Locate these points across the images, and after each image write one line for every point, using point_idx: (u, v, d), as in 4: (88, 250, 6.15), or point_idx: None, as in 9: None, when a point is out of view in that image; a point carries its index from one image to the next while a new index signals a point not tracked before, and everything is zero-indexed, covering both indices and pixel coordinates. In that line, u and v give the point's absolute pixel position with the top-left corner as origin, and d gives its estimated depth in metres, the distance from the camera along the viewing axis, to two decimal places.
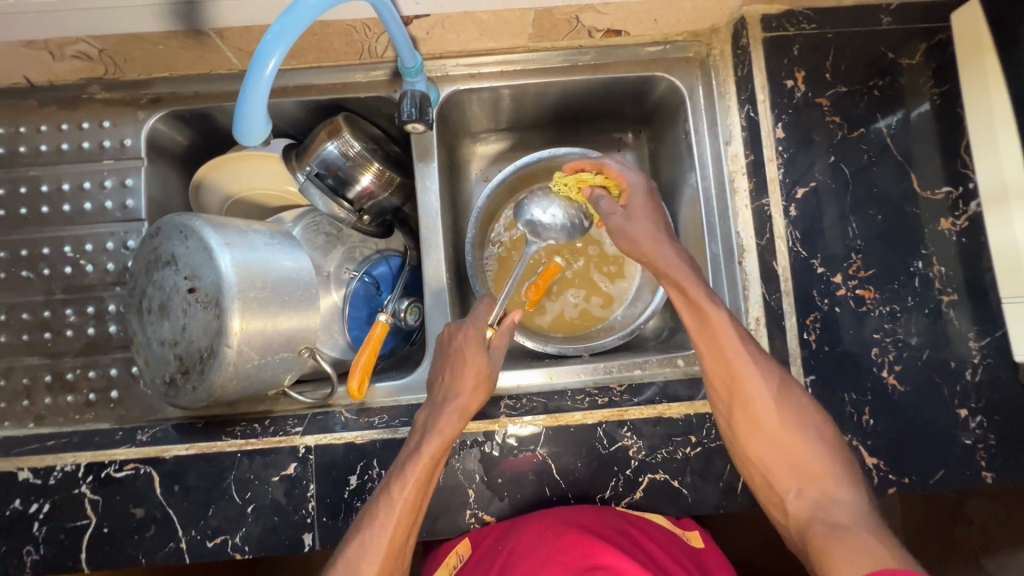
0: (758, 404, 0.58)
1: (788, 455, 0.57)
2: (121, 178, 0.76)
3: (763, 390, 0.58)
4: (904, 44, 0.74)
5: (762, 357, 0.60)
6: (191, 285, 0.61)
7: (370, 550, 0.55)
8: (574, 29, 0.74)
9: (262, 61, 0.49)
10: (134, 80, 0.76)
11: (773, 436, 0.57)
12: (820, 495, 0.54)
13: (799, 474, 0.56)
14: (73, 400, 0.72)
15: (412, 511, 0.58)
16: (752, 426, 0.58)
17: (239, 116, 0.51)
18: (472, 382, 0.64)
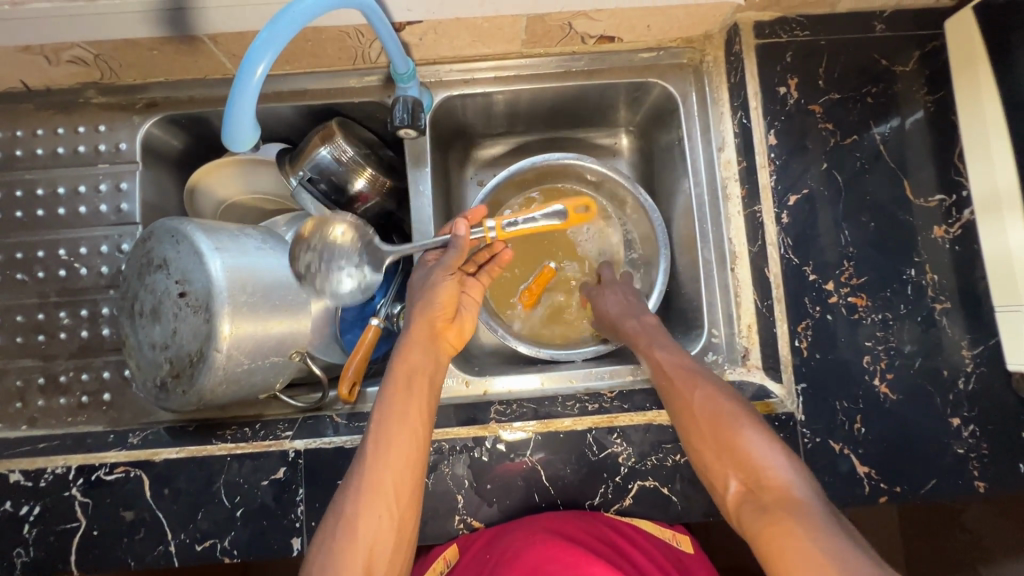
0: (698, 410, 0.59)
1: (724, 448, 0.55)
2: (116, 182, 0.76)
3: (706, 397, 0.59)
4: (897, 51, 0.74)
5: (710, 379, 0.62)
6: (182, 289, 0.62)
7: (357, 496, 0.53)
8: (567, 35, 0.75)
9: (251, 68, 0.50)
10: (130, 84, 0.76)
11: (707, 434, 0.57)
12: (754, 484, 0.51)
13: (738, 466, 0.53)
14: (66, 402, 0.72)
15: (398, 452, 0.56)
16: (695, 428, 0.58)
17: (227, 122, 0.51)
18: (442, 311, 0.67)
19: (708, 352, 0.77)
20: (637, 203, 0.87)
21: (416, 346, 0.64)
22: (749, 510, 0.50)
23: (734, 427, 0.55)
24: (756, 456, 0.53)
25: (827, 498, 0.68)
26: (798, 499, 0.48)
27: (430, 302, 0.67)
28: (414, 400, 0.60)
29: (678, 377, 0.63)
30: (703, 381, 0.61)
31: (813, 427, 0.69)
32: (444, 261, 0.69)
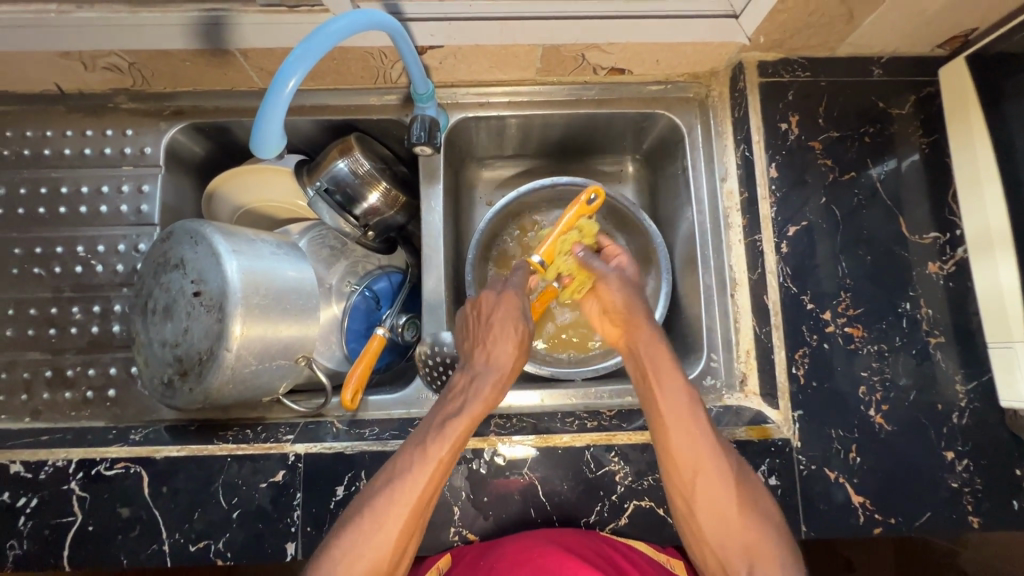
0: (721, 490, 0.61)
1: (739, 533, 0.59)
2: (138, 184, 0.79)
3: (725, 474, 0.61)
4: (893, 95, 0.78)
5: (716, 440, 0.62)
6: (196, 288, 0.63)
7: (398, 497, 0.56)
8: (580, 65, 0.78)
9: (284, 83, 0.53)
10: (159, 92, 0.79)
11: (725, 514, 0.60)
12: (751, 556, 0.58)
13: (740, 548, 0.59)
14: (71, 396, 0.73)
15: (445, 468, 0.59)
16: (719, 509, 0.60)
17: (258, 132, 0.54)
18: (508, 359, 0.67)
19: (706, 375, 0.78)
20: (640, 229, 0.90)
21: (482, 386, 0.64)
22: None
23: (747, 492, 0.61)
24: (754, 535, 0.59)
25: (821, 526, 0.68)
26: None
27: (501, 340, 0.68)
28: (457, 443, 0.60)
29: (688, 421, 0.63)
30: (717, 454, 0.62)
31: (809, 454, 0.69)
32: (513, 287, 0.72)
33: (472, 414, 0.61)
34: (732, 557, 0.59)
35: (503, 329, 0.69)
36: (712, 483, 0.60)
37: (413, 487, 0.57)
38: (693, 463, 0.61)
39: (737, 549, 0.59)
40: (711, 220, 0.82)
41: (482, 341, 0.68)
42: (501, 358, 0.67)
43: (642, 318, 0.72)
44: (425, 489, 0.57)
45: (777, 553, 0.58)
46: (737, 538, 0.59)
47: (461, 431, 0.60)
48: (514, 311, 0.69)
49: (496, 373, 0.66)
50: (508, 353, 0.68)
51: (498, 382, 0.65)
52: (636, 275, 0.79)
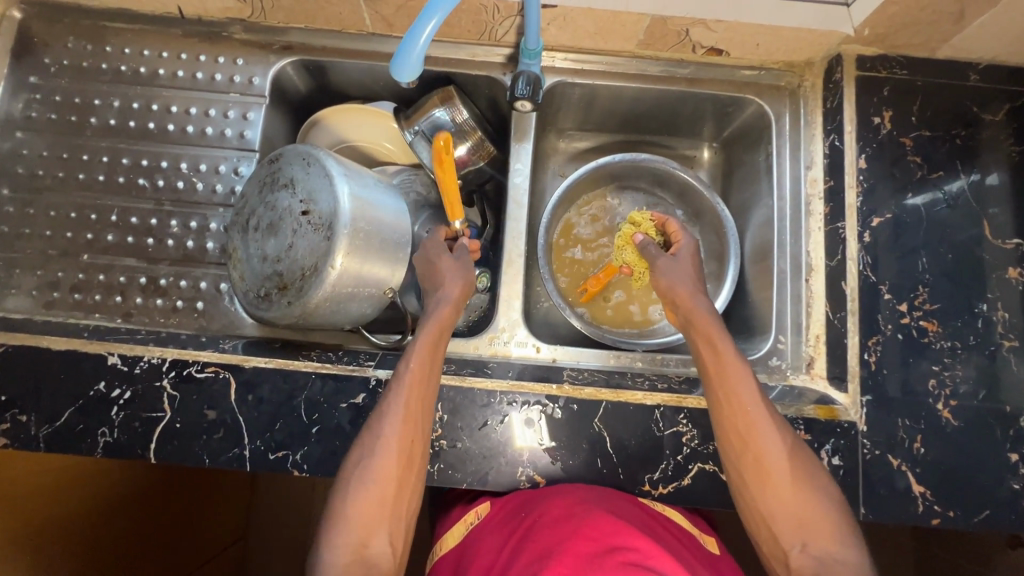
0: (772, 462, 0.61)
1: (783, 504, 0.60)
2: (243, 111, 0.82)
3: (777, 445, 0.62)
4: (988, 102, 0.79)
5: (771, 412, 0.63)
6: (305, 208, 0.66)
7: (384, 433, 0.60)
8: (681, 41, 0.80)
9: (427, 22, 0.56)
10: (272, 26, 0.82)
11: (773, 482, 0.61)
12: (801, 527, 0.59)
13: (786, 519, 0.60)
14: (162, 304, 0.76)
15: (422, 398, 0.62)
16: (767, 485, 0.61)
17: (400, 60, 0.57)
18: (455, 285, 0.72)
19: (772, 356, 0.79)
20: (713, 212, 0.92)
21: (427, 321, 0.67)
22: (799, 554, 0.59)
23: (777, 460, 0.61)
24: (799, 504, 0.60)
25: (880, 510, 0.69)
26: (835, 548, 0.58)
27: (449, 276, 0.72)
28: (422, 382, 0.63)
29: (735, 394, 0.63)
30: (769, 429, 0.62)
31: (873, 439, 0.70)
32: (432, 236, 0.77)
33: (423, 351, 0.64)
34: (786, 532, 0.60)
35: (442, 266, 0.73)
36: (761, 449, 0.61)
37: (391, 422, 0.61)
38: (747, 426, 0.62)
39: (788, 522, 0.60)
40: (790, 206, 0.83)
41: (436, 277, 0.73)
42: (446, 287, 0.71)
43: (695, 295, 0.71)
44: (402, 423, 0.60)
45: (831, 526, 0.59)
46: (782, 506, 0.60)
47: (419, 369, 0.63)
48: (440, 251, 0.75)
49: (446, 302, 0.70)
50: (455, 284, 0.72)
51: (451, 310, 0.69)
52: (693, 254, 0.77)
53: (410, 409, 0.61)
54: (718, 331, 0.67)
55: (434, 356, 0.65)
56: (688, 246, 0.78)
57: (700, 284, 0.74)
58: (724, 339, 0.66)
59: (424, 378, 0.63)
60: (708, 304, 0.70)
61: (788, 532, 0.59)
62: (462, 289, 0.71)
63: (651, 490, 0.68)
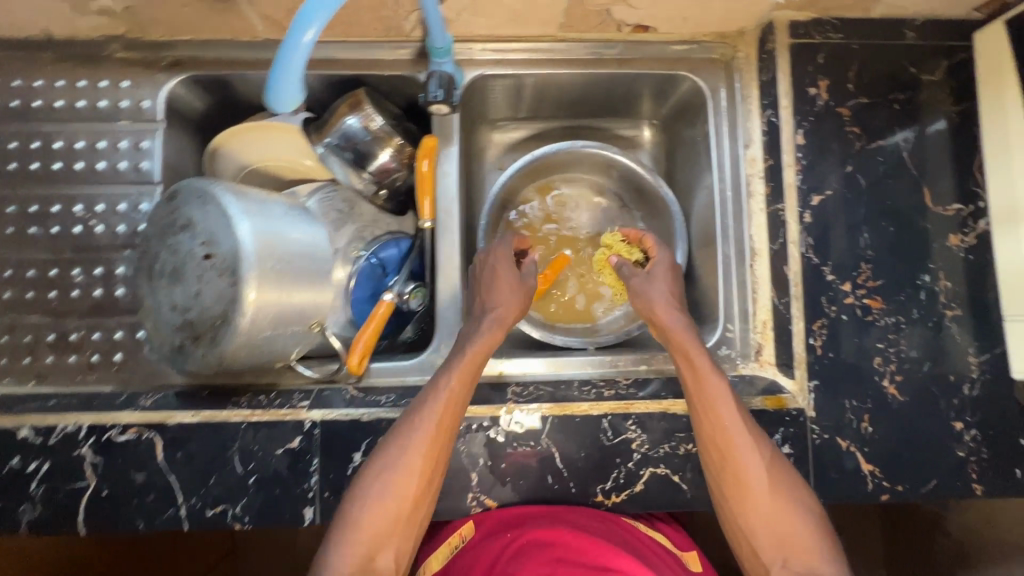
0: (752, 478, 0.61)
1: (766, 518, 0.60)
2: (137, 140, 0.74)
3: (754, 461, 0.62)
4: (926, 60, 0.75)
5: (744, 423, 0.63)
6: (207, 251, 0.61)
7: (405, 456, 0.60)
8: (603, 21, 0.74)
9: (289, 54, 0.50)
10: (156, 41, 0.74)
11: (762, 504, 0.61)
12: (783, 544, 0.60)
13: (770, 534, 0.60)
14: (76, 361, 0.71)
15: (451, 422, 0.62)
16: (746, 497, 0.61)
17: (271, 95, 0.53)
18: (510, 301, 0.71)
19: (721, 345, 0.77)
20: (657, 197, 0.88)
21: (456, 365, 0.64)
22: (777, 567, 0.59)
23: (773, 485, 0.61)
24: (785, 521, 0.60)
25: (832, 493, 0.69)
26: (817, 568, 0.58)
27: (506, 295, 0.72)
28: (444, 431, 0.61)
29: (717, 405, 0.63)
30: (744, 442, 0.62)
31: (821, 423, 0.70)
32: (500, 246, 0.76)
33: (450, 397, 0.62)
34: (768, 551, 0.60)
35: (497, 278, 0.73)
36: (742, 470, 0.62)
37: (415, 447, 0.60)
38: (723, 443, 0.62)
39: (770, 538, 0.60)
40: (732, 188, 0.79)
41: (490, 288, 0.72)
42: (504, 301, 0.71)
43: (671, 310, 0.72)
44: (426, 448, 0.60)
45: (815, 546, 0.59)
46: (769, 528, 0.60)
47: (444, 415, 0.61)
48: (506, 261, 0.75)
49: (494, 317, 0.69)
50: (512, 297, 0.72)
51: (494, 326, 0.68)
52: (670, 270, 0.78)
53: (426, 456, 0.60)
54: (694, 346, 0.67)
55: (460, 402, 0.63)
56: (664, 262, 0.79)
57: (675, 299, 0.74)
58: (700, 349, 0.67)
59: (448, 425, 0.61)
60: (685, 319, 0.71)
61: (773, 552, 0.60)
62: (518, 308, 0.72)
63: (604, 500, 0.68)
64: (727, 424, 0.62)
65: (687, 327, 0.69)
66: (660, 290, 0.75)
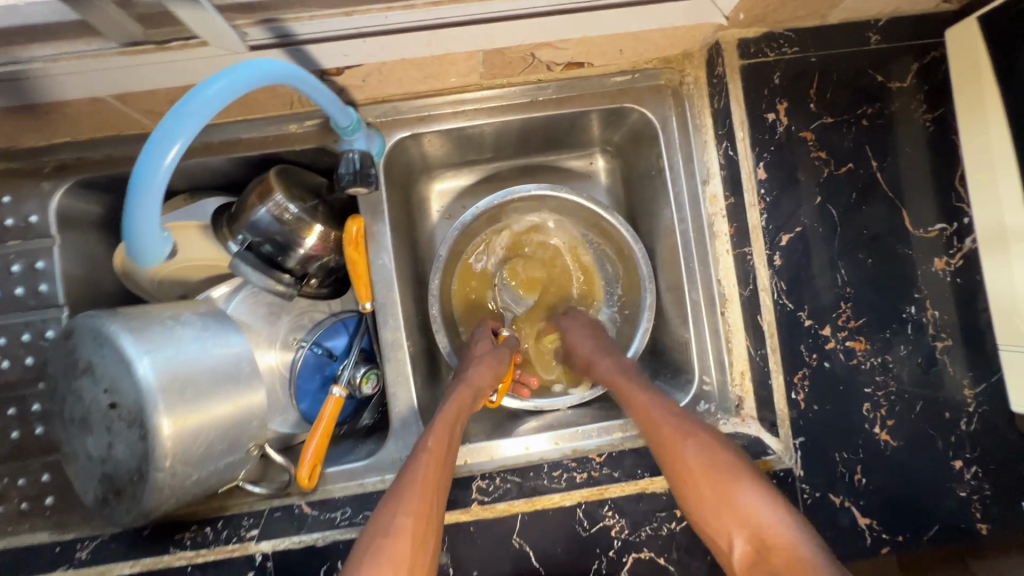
0: (687, 460, 0.59)
1: (728, 506, 0.55)
2: (30, 261, 0.67)
3: (688, 445, 0.61)
4: (893, 65, 0.67)
5: (678, 414, 0.64)
6: (111, 400, 0.54)
7: (407, 493, 0.55)
8: (530, 64, 0.66)
9: (135, 211, 0.43)
10: (33, 147, 0.66)
11: (712, 492, 0.57)
12: (757, 540, 0.52)
13: (738, 521, 0.54)
14: (4, 512, 0.66)
15: (443, 439, 0.62)
16: (687, 484, 0.59)
17: (127, 253, 0.46)
18: (485, 361, 0.74)
19: (699, 401, 0.73)
20: (616, 236, 0.81)
21: (435, 426, 0.64)
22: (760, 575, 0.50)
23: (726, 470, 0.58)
24: (748, 505, 0.54)
25: None
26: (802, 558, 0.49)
27: (482, 361, 0.74)
28: (433, 484, 0.57)
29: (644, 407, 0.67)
30: (685, 430, 0.62)
31: (812, 482, 0.65)
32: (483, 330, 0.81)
33: (432, 453, 0.60)
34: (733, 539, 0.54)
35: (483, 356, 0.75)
36: (676, 453, 0.61)
37: (413, 476, 0.57)
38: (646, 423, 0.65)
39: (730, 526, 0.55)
40: (693, 229, 0.74)
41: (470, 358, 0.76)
42: (479, 364, 0.73)
43: (596, 356, 0.76)
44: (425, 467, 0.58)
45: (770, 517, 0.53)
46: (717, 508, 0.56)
47: (430, 468, 0.58)
48: (489, 351, 0.76)
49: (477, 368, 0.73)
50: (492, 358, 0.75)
51: (481, 372, 0.72)
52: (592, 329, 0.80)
53: (419, 513, 0.54)
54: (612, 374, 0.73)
55: (444, 458, 0.60)
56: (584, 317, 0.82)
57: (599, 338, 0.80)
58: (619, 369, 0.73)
59: (435, 476, 0.58)
60: (611, 359, 0.75)
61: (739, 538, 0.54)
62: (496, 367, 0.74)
63: None
64: (658, 416, 0.65)
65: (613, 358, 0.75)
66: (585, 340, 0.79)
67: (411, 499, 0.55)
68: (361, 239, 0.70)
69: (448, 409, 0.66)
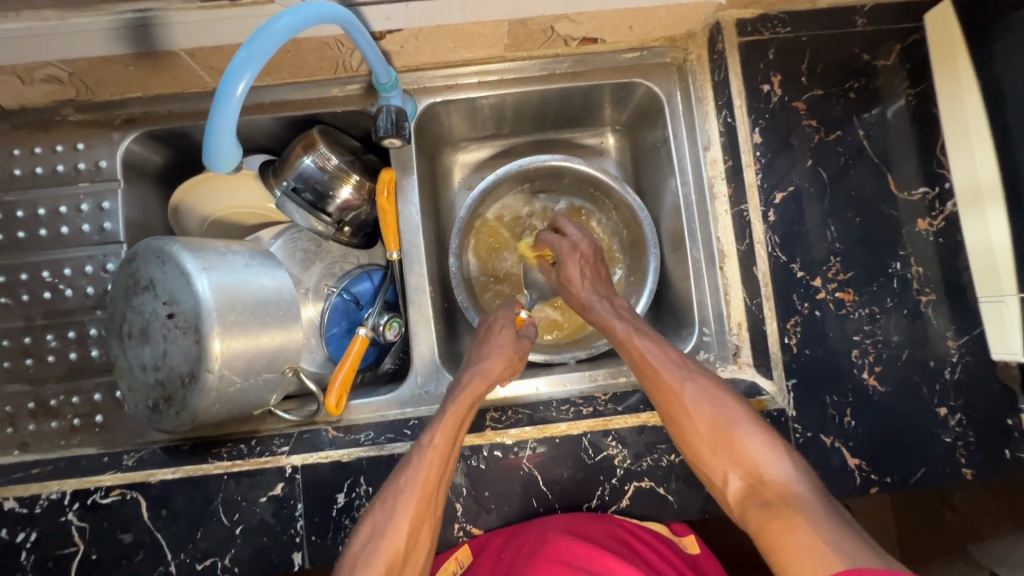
0: (691, 409, 0.64)
1: (725, 451, 0.62)
2: (98, 201, 0.75)
3: (691, 392, 0.65)
4: (878, 45, 0.74)
5: (676, 360, 0.68)
6: (170, 310, 0.61)
7: (404, 488, 0.60)
8: (549, 37, 0.74)
9: (218, 121, 0.50)
10: (107, 100, 0.75)
11: (707, 435, 0.62)
12: (754, 480, 0.59)
13: (738, 466, 0.61)
14: (57, 426, 0.72)
15: (448, 444, 0.62)
16: (687, 431, 0.63)
17: (205, 155, 0.53)
18: (499, 354, 0.72)
19: (700, 351, 0.78)
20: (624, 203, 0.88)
21: (442, 424, 0.64)
22: (754, 507, 0.58)
23: (729, 421, 0.62)
24: (748, 452, 0.61)
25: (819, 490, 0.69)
26: (796, 494, 0.56)
27: (495, 350, 0.73)
28: (433, 485, 0.60)
29: (642, 350, 0.69)
30: (685, 379, 0.66)
31: (803, 422, 0.70)
32: (502, 309, 0.80)
33: (435, 455, 0.61)
34: (722, 473, 0.61)
35: (498, 347, 0.73)
36: (674, 400, 0.65)
37: (414, 477, 0.60)
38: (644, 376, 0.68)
39: (719, 462, 0.62)
40: (696, 192, 0.80)
41: (484, 344, 0.75)
42: (493, 356, 0.71)
43: (591, 300, 0.78)
44: (426, 476, 0.60)
45: (761, 453, 0.61)
46: (712, 449, 0.62)
47: (432, 470, 0.60)
48: (506, 338, 0.74)
49: (491, 360, 0.71)
50: (504, 356, 0.72)
51: (496, 365, 0.71)
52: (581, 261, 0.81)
53: (417, 512, 0.59)
54: (612, 319, 0.74)
55: (446, 458, 0.62)
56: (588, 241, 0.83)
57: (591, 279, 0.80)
58: (614, 313, 0.75)
59: (436, 475, 0.60)
60: (606, 305, 0.77)
61: (731, 474, 0.61)
62: (510, 356, 0.72)
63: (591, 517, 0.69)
64: (658, 361, 0.67)
65: (607, 299, 0.78)
66: (585, 280, 0.80)
67: (409, 502, 0.59)
68: (392, 198, 0.77)
69: (459, 404, 0.66)
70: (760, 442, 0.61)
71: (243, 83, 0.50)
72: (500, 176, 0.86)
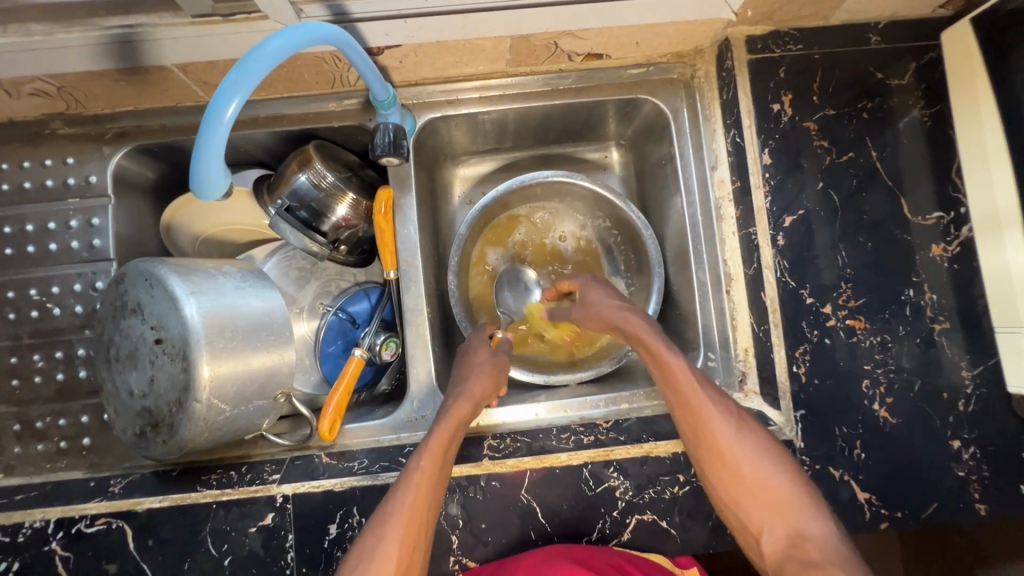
0: (730, 453, 0.59)
1: (756, 496, 0.57)
2: (87, 217, 0.73)
3: (731, 436, 0.59)
4: (893, 63, 0.72)
5: (723, 399, 0.62)
6: (157, 335, 0.59)
7: (393, 516, 0.56)
8: (553, 53, 0.71)
9: (206, 145, 0.48)
10: (98, 114, 0.73)
11: (750, 489, 0.57)
12: (794, 534, 0.54)
13: (779, 520, 0.56)
14: (43, 449, 0.70)
15: (436, 469, 0.60)
16: (727, 477, 0.59)
17: (192, 182, 0.50)
18: (482, 372, 0.70)
19: (704, 376, 0.76)
20: (628, 222, 0.85)
21: (430, 446, 0.61)
22: (791, 564, 0.53)
23: (771, 475, 0.57)
24: (783, 498, 0.56)
25: None
26: (838, 553, 0.51)
27: (479, 367, 0.71)
28: (421, 513, 0.57)
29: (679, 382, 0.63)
30: (728, 421, 0.60)
31: (811, 454, 0.68)
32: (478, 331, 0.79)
33: (422, 482, 0.58)
34: (757, 521, 0.57)
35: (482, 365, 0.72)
36: (716, 446, 0.59)
37: (401, 503, 0.57)
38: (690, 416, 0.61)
39: (759, 513, 0.57)
40: (702, 212, 0.78)
41: (468, 361, 0.73)
42: (475, 374, 0.70)
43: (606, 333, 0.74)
44: (411, 502, 0.57)
45: (793, 501, 0.56)
46: (751, 499, 0.57)
47: (418, 498, 0.58)
48: (490, 356, 0.73)
49: (476, 377, 0.70)
50: (487, 374, 0.70)
51: (482, 384, 0.69)
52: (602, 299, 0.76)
53: (406, 539, 0.55)
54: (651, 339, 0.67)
55: (434, 485, 0.59)
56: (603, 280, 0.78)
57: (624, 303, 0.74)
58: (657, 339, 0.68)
59: (424, 501, 0.58)
60: (639, 324, 0.70)
61: (768, 523, 0.56)
62: (494, 375, 0.71)
63: None
64: (700, 395, 0.61)
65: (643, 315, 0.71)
66: (613, 299, 0.73)
67: (397, 528, 0.55)
68: (389, 215, 0.76)
69: (446, 426, 0.64)
70: (793, 489, 0.57)
71: (233, 103, 0.47)
72: (498, 192, 0.83)
